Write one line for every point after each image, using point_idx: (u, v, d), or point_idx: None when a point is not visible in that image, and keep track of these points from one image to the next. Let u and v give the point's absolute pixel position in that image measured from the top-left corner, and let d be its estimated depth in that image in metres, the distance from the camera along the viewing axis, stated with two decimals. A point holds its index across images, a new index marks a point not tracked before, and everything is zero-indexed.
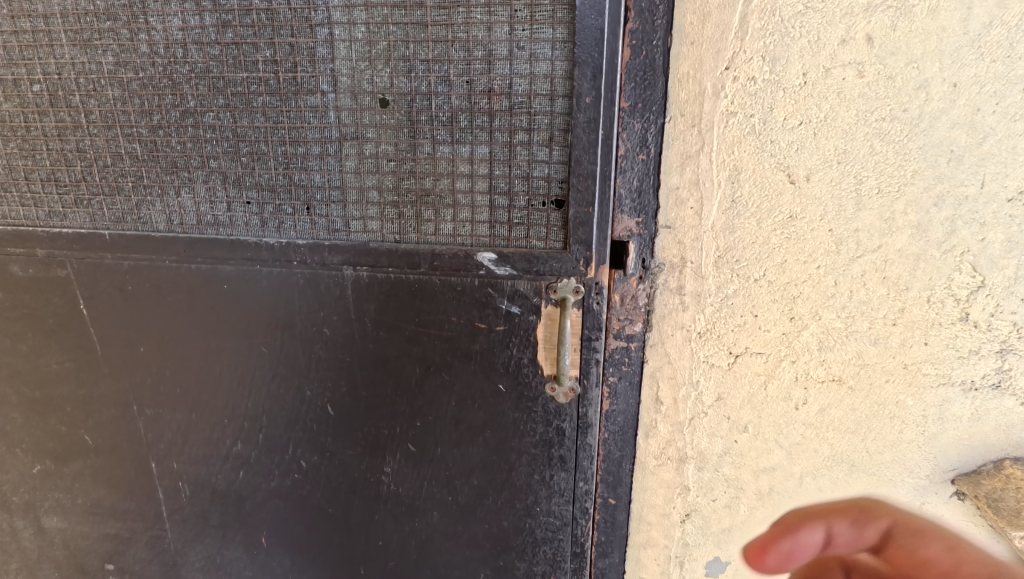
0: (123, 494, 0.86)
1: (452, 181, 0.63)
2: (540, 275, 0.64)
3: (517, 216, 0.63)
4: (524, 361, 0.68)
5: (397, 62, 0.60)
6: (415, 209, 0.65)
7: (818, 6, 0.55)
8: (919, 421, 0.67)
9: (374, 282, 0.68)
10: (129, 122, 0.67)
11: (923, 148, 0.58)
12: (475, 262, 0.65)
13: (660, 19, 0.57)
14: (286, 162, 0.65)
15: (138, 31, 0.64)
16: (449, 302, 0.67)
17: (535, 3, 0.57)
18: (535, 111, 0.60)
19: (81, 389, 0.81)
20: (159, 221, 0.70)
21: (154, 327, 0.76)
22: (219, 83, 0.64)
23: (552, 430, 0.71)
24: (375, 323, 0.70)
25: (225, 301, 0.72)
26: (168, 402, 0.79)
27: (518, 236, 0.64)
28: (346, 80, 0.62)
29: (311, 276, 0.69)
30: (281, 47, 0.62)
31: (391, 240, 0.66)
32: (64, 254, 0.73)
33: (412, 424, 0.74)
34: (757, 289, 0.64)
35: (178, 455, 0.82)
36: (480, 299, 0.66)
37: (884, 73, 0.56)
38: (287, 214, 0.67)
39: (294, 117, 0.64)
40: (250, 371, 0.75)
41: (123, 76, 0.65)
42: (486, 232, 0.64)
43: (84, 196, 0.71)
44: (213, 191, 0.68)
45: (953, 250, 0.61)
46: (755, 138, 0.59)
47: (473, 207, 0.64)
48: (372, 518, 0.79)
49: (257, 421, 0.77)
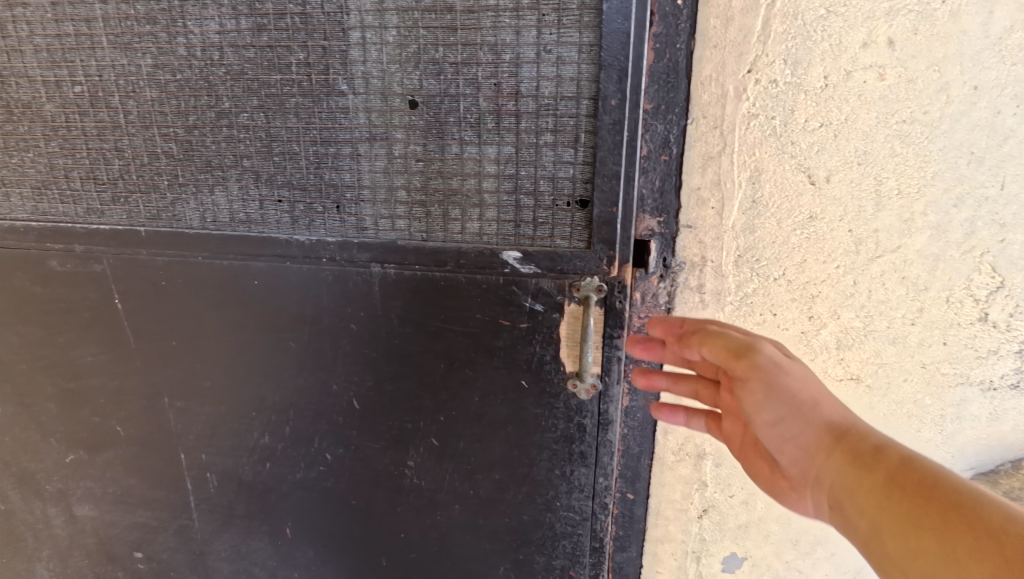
0: (152, 484, 0.88)
1: (479, 181, 0.65)
2: (563, 274, 0.65)
3: (542, 215, 0.65)
4: (546, 357, 0.70)
5: (427, 65, 0.62)
6: (442, 208, 0.67)
7: (841, 10, 0.56)
8: (937, 420, 0.68)
9: (400, 279, 0.70)
10: (166, 122, 0.69)
11: (943, 150, 0.59)
12: (501, 260, 0.66)
13: (684, 22, 0.58)
14: (317, 161, 0.67)
15: (176, 34, 0.66)
16: (474, 299, 0.69)
17: (563, 7, 0.58)
18: (561, 113, 0.61)
19: (114, 381, 0.83)
20: (193, 218, 0.72)
21: (186, 321, 0.78)
22: (253, 85, 0.66)
23: (573, 426, 0.72)
24: (401, 319, 0.72)
25: (256, 296, 0.74)
26: (198, 394, 0.81)
27: (543, 234, 0.65)
28: (377, 82, 0.64)
29: (340, 273, 0.71)
30: (314, 50, 0.64)
31: (419, 238, 0.68)
32: (101, 250, 0.76)
33: (435, 419, 0.75)
34: (776, 288, 0.65)
35: (207, 446, 0.84)
36: (504, 296, 0.68)
37: (905, 75, 0.57)
38: (317, 212, 0.69)
39: (326, 118, 0.66)
40: (278, 365, 0.77)
41: (162, 77, 0.68)
42: (511, 231, 0.66)
43: (121, 193, 0.73)
44: (246, 189, 0.70)
45: (972, 250, 0.62)
46: (776, 139, 0.60)
47: (498, 206, 0.65)
48: (394, 510, 0.81)
49: (284, 414, 0.79)
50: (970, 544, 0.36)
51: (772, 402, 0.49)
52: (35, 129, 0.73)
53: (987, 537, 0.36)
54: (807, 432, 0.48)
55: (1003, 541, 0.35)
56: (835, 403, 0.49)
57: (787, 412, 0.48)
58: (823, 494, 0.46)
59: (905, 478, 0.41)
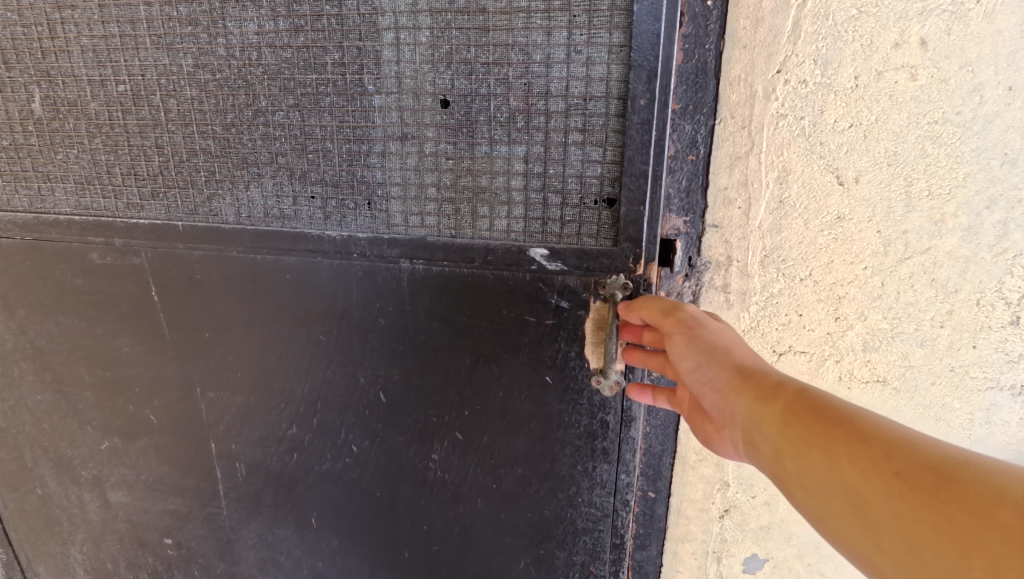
0: (183, 472, 0.91)
1: (508, 179, 0.66)
2: (590, 271, 0.66)
3: (569, 214, 0.65)
4: (571, 354, 0.71)
5: (458, 65, 0.64)
6: (471, 206, 0.68)
7: (872, 10, 0.56)
8: (965, 424, 0.68)
9: (429, 275, 0.71)
10: (205, 120, 0.72)
11: (975, 151, 0.58)
12: (528, 257, 0.67)
13: (714, 24, 0.59)
14: (349, 159, 0.69)
15: (217, 35, 0.68)
16: (500, 295, 0.70)
17: (593, 8, 0.59)
18: (589, 113, 0.62)
19: (149, 371, 0.86)
20: (229, 213, 0.74)
21: (219, 313, 0.80)
22: (289, 84, 0.68)
23: (596, 422, 0.73)
24: (429, 314, 0.73)
25: (288, 290, 0.76)
26: (229, 385, 0.84)
27: (570, 232, 0.66)
28: (409, 82, 0.65)
29: (370, 268, 0.72)
30: (349, 50, 0.65)
31: (448, 235, 0.69)
32: (140, 244, 0.78)
33: (460, 413, 0.77)
34: (802, 288, 0.65)
35: (237, 436, 0.86)
36: (530, 293, 0.69)
37: (937, 76, 0.57)
38: (349, 208, 0.71)
39: (358, 117, 0.67)
40: (308, 358, 0.79)
41: (202, 77, 0.70)
42: (538, 228, 0.67)
43: (160, 189, 0.76)
44: (280, 186, 0.72)
45: (1005, 253, 0.61)
46: (804, 140, 0.60)
47: (526, 203, 0.66)
48: (418, 503, 0.82)
49: (312, 406, 0.81)
50: (847, 450, 0.37)
51: (689, 349, 0.50)
52: (80, 126, 0.76)
53: (859, 440, 0.37)
54: (718, 373, 0.48)
55: (894, 458, 0.36)
56: (748, 350, 0.49)
57: (699, 354, 0.49)
58: (731, 429, 0.46)
59: (790, 398, 0.42)
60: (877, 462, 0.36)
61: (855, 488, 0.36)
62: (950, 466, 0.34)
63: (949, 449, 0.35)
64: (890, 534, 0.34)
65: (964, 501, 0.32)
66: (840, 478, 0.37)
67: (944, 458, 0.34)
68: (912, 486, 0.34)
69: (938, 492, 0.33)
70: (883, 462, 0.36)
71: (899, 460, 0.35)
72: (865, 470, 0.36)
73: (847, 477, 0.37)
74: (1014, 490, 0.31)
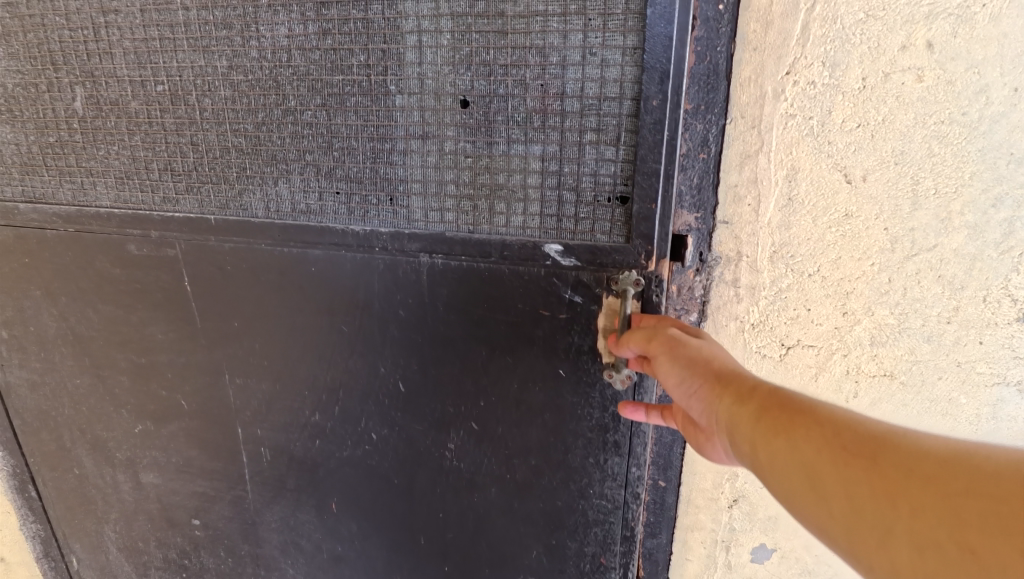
0: (211, 455, 0.95)
1: (524, 177, 0.69)
2: (603, 267, 0.68)
3: (583, 211, 0.68)
4: (584, 348, 0.73)
5: (478, 67, 0.66)
6: (488, 202, 0.71)
7: (880, 13, 0.57)
8: (972, 419, 0.69)
9: (447, 269, 0.74)
10: (237, 119, 0.75)
11: (982, 150, 0.60)
12: (543, 253, 0.70)
13: (724, 27, 0.61)
14: (373, 155, 0.72)
15: (249, 38, 0.72)
16: (516, 289, 0.73)
17: (609, 11, 0.61)
18: (604, 113, 0.64)
19: (180, 358, 0.90)
20: (258, 208, 0.78)
21: (247, 304, 0.84)
22: (317, 85, 0.71)
23: (608, 416, 0.75)
24: (447, 307, 0.76)
25: (312, 282, 0.80)
26: (256, 373, 0.87)
27: (584, 229, 0.68)
28: (431, 83, 0.68)
29: (391, 262, 0.76)
30: (374, 52, 0.69)
31: (465, 230, 0.72)
32: (173, 235, 0.83)
33: (476, 403, 0.80)
34: (810, 283, 0.67)
35: (262, 422, 0.90)
36: (545, 287, 0.72)
37: (943, 78, 0.58)
38: (373, 204, 0.74)
39: (383, 116, 0.71)
40: (331, 347, 0.83)
41: (234, 78, 0.74)
42: (553, 224, 0.69)
43: (195, 184, 0.79)
44: (307, 181, 0.75)
45: (1010, 250, 0.63)
46: (812, 139, 0.62)
47: (542, 200, 0.69)
48: (434, 489, 0.85)
49: (334, 394, 0.85)
50: (801, 430, 0.42)
51: (667, 354, 0.54)
52: (123, 125, 0.80)
53: (812, 421, 0.42)
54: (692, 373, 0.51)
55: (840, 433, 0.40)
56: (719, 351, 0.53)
57: (675, 358, 0.53)
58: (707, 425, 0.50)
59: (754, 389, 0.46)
60: (827, 438, 0.40)
61: (807, 463, 0.40)
62: (885, 437, 0.39)
63: (884, 424, 0.40)
64: (837, 500, 0.38)
65: (895, 464, 0.37)
66: (795, 454, 0.41)
67: (881, 431, 0.39)
68: (854, 456, 0.38)
69: (878, 461, 0.37)
70: (831, 439, 0.40)
71: (845, 435, 0.40)
72: (816, 445, 0.40)
73: (803, 454, 0.40)
74: (939, 455, 0.36)
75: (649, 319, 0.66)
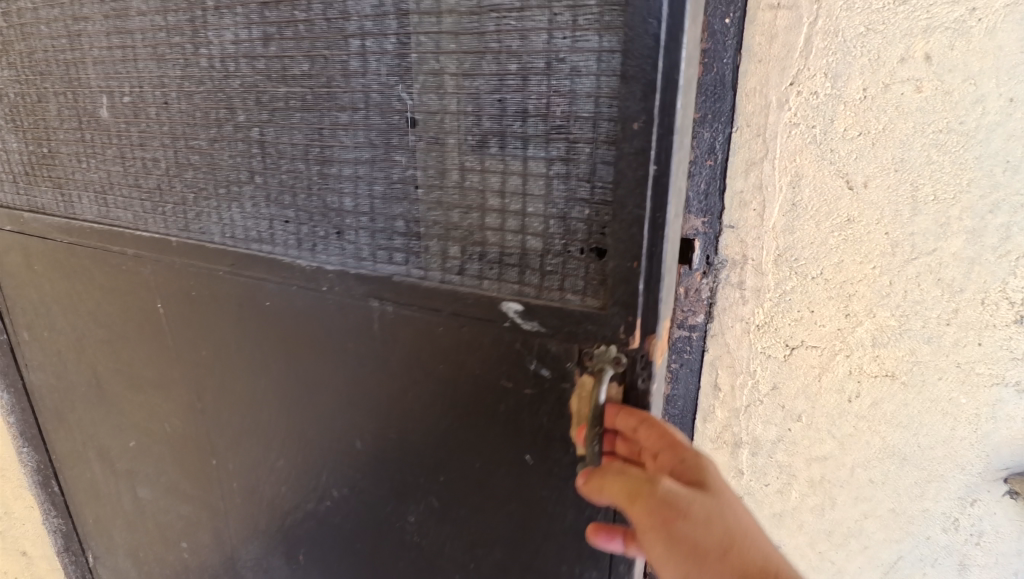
0: (194, 478, 0.97)
1: (482, 217, 0.61)
2: (573, 335, 0.59)
3: (552, 262, 0.59)
4: (555, 430, 0.65)
5: (426, 77, 0.59)
6: (441, 245, 0.64)
7: (880, 27, 0.60)
8: (972, 419, 0.71)
9: (398, 317, 0.69)
10: (192, 133, 0.75)
11: (980, 158, 0.62)
12: (501, 311, 0.62)
13: (731, 40, 0.64)
14: (320, 180, 0.68)
15: (198, 46, 0.71)
16: (476, 351, 0.66)
17: (579, 7, 0.51)
18: (575, 137, 0.55)
19: (163, 378, 0.92)
20: (213, 231, 0.78)
21: (218, 335, 0.84)
22: (263, 96, 0.68)
23: (584, 516, 0.67)
24: (400, 360, 0.71)
25: (270, 317, 0.78)
26: (227, 404, 0.88)
27: (551, 285, 0.60)
28: (376, 96, 0.62)
29: (342, 302, 0.72)
30: (318, 60, 0.64)
31: (417, 275, 0.66)
32: (147, 255, 0.84)
33: (435, 478, 0.74)
34: (813, 286, 0.69)
35: (235, 455, 0.91)
36: (508, 352, 0.64)
37: (941, 88, 0.61)
38: (320, 237, 0.70)
39: (327, 134, 0.66)
40: (292, 387, 0.81)
41: (188, 88, 0.73)
42: (515, 279, 0.61)
43: (160, 204, 0.81)
44: (257, 207, 0.74)
45: (1008, 255, 0.65)
46: (815, 147, 0.65)
47: (503, 246, 0.61)
48: (395, 562, 0.82)
49: (296, 437, 0.84)
50: None
51: (676, 562, 0.47)
52: (97, 138, 0.83)
53: None
54: None
55: None
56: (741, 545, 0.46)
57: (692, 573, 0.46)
58: None
59: None
60: None
61: None
62: None
63: None
64: None
65: None
66: None
67: None
68: None
69: None
70: None
71: None
72: None
73: None
74: None
75: (628, 422, 0.58)
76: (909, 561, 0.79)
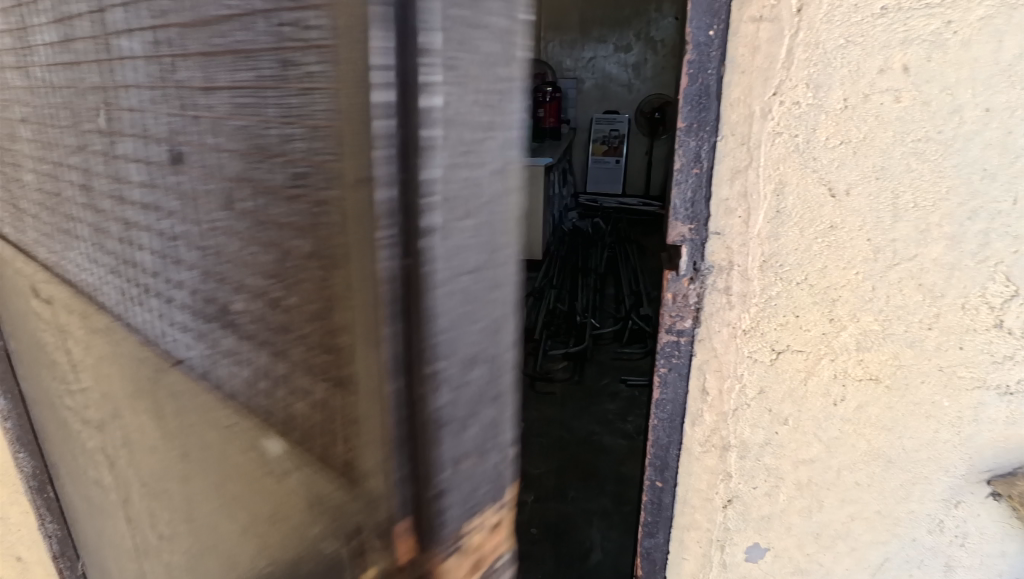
0: (98, 532, 0.88)
1: (244, 305, 0.39)
2: (345, 498, 0.37)
3: (320, 387, 0.36)
4: None
5: (175, 91, 0.37)
6: (212, 340, 0.43)
7: (859, 40, 0.62)
8: (955, 422, 0.72)
9: (188, 421, 0.50)
10: (35, 156, 0.60)
11: (957, 166, 0.64)
12: (273, 443, 0.41)
13: (715, 51, 0.65)
14: (126, 229, 0.49)
15: (22, 46, 0.53)
16: (261, 487, 0.45)
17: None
18: (326, 190, 0.32)
19: (58, 423, 0.83)
20: (62, 271, 0.65)
21: (80, 393, 0.72)
22: (71, 115, 0.50)
23: None
24: (201, 473, 0.52)
25: (106, 384, 0.65)
26: (98, 469, 0.76)
27: (318, 417, 0.37)
28: (146, 116, 0.41)
29: (146, 381, 0.55)
30: (97, 64, 0.44)
31: (198, 372, 0.45)
32: (22, 288, 0.75)
33: None
34: (798, 291, 0.70)
35: (116, 522, 0.80)
36: (288, 502, 0.42)
37: (919, 98, 0.62)
38: (130, 300, 0.52)
39: (120, 172, 0.47)
40: (136, 467, 0.67)
41: (23, 97, 0.58)
42: (281, 402, 0.39)
43: (27, 238, 0.70)
44: (91, 254, 0.58)
45: (987, 260, 0.66)
46: (799, 155, 0.66)
47: (268, 353, 0.38)
48: None
49: (150, 524, 0.70)
50: None
51: None
52: None
53: None
54: None
55: None
56: None
57: None
58: None
59: None
60: None
61: None
62: None
63: None
64: None
65: None
66: None
67: None
68: None
69: None
70: None
71: None
72: None
73: None
74: None
75: None
76: (895, 563, 0.80)
